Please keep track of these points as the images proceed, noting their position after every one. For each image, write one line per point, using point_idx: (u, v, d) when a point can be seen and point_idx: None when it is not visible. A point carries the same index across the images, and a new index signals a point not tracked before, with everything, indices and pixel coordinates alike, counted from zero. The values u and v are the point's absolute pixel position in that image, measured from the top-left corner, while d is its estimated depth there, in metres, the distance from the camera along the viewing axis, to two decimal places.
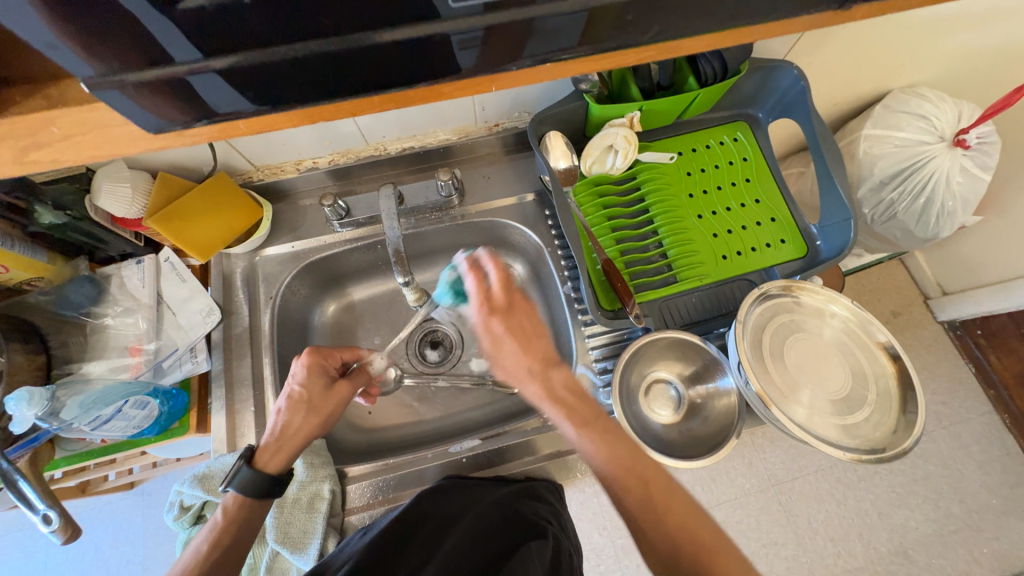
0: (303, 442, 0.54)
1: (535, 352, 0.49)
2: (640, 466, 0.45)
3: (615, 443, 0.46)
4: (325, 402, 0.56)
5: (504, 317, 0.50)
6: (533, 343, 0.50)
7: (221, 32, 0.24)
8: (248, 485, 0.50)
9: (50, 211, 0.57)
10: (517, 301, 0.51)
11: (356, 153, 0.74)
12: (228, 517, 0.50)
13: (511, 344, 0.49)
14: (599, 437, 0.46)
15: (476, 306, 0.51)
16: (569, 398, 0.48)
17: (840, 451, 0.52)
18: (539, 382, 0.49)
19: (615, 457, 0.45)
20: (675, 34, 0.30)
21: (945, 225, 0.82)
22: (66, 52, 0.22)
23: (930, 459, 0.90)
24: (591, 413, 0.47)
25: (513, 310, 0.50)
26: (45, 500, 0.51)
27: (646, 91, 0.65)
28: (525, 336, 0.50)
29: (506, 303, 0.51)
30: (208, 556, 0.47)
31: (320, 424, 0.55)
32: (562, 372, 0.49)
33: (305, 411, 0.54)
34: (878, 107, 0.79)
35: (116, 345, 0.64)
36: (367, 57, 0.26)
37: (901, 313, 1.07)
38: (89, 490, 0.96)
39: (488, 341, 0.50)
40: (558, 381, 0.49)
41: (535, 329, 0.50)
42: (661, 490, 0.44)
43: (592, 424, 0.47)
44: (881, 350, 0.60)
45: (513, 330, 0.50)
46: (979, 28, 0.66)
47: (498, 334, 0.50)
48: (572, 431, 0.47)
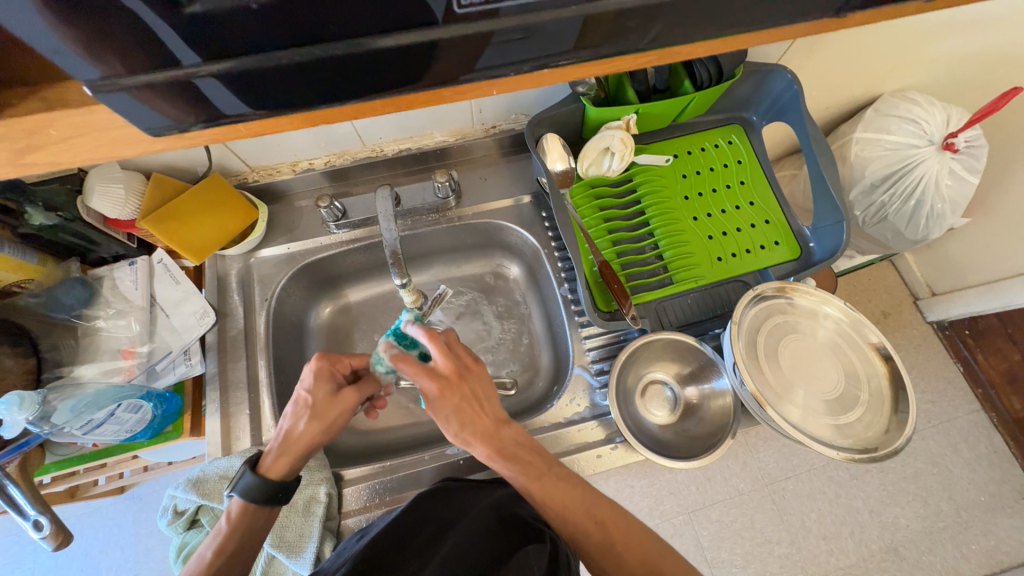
0: (305, 449, 0.52)
1: (489, 415, 0.48)
2: (593, 508, 0.48)
3: (568, 490, 0.48)
4: (329, 408, 0.53)
5: (457, 388, 0.47)
6: (487, 408, 0.48)
7: (221, 39, 0.23)
8: (252, 491, 0.50)
9: (41, 211, 0.57)
10: (469, 368, 0.49)
11: (353, 154, 0.74)
12: (232, 524, 0.50)
13: (466, 413, 0.47)
14: (554, 484, 0.48)
15: (425, 382, 0.46)
16: (521, 453, 0.48)
17: (834, 451, 0.53)
18: (492, 445, 0.48)
19: (571, 501, 0.48)
20: (675, 40, 0.30)
21: (935, 227, 0.83)
22: (68, 55, 0.22)
23: (920, 457, 0.91)
24: (544, 463, 0.49)
25: (465, 379, 0.48)
26: (36, 505, 0.50)
27: (642, 94, 0.66)
28: (478, 403, 0.48)
29: (456, 373, 0.48)
30: (213, 562, 0.48)
31: (322, 433, 0.53)
32: (511, 427, 0.50)
33: (308, 419, 0.52)
34: (869, 111, 0.81)
35: (108, 348, 0.64)
36: (368, 61, 0.26)
37: (891, 313, 1.08)
38: (79, 495, 0.94)
39: (438, 416, 0.47)
40: (510, 438, 0.49)
41: (486, 393, 0.49)
42: (618, 525, 0.47)
43: (545, 475, 0.48)
44: (874, 351, 0.60)
45: (466, 401, 0.47)
46: (967, 34, 0.67)
47: (452, 406, 0.47)
48: (526, 481, 0.48)
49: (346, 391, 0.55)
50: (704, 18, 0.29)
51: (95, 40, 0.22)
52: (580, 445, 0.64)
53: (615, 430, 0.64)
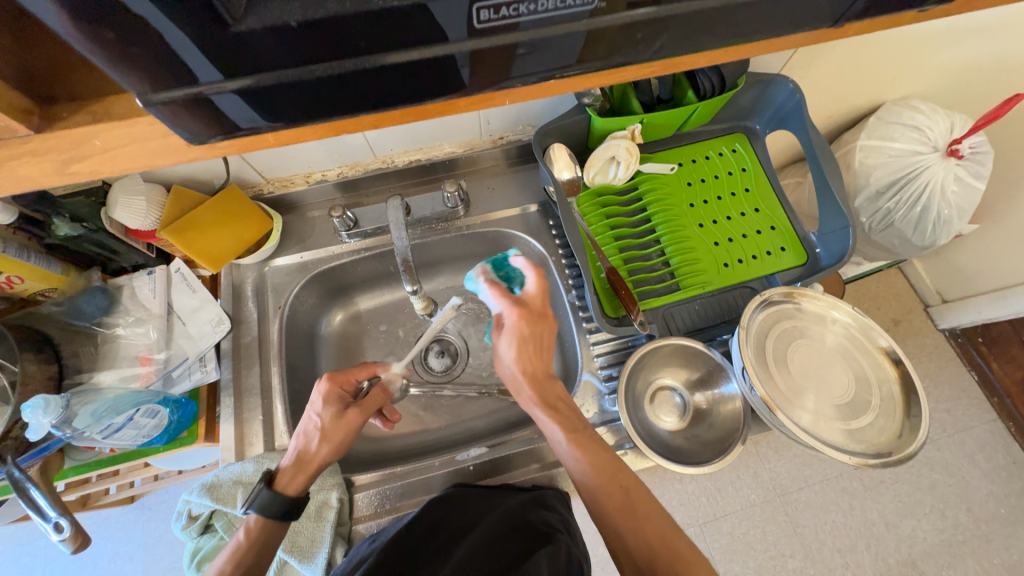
0: (319, 467, 0.54)
1: (543, 364, 0.54)
2: (619, 470, 0.48)
3: (599, 453, 0.50)
4: (336, 431, 0.55)
5: (533, 323, 0.54)
6: (544, 356, 0.54)
7: (246, 59, 0.25)
8: (268, 507, 0.51)
9: (67, 222, 0.59)
10: (547, 314, 0.55)
11: (364, 166, 0.76)
12: (249, 541, 0.50)
13: (528, 348, 0.53)
14: (585, 443, 0.50)
15: (508, 308, 0.54)
16: (561, 407, 0.52)
17: (846, 455, 0.53)
18: (536, 387, 0.53)
19: (597, 461, 0.49)
20: (677, 54, 0.32)
21: (942, 232, 0.83)
22: (109, 73, 0.24)
23: (935, 467, 0.90)
24: (581, 420, 0.51)
25: (541, 320, 0.54)
26: (56, 508, 0.51)
27: (647, 105, 0.67)
28: (540, 347, 0.54)
29: (536, 311, 0.55)
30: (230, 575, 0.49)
31: (334, 451, 0.55)
32: (557, 385, 0.54)
33: (320, 440, 0.54)
34: (872, 118, 0.82)
35: (126, 355, 0.65)
36: (388, 75, 0.28)
37: (901, 321, 1.08)
38: (90, 504, 0.95)
39: (509, 342, 0.54)
40: (553, 391, 0.54)
41: (549, 345, 0.55)
42: (640, 501, 0.47)
43: (578, 430, 0.51)
44: (883, 355, 0.60)
45: (534, 337, 0.54)
46: (966, 42, 0.69)
47: (523, 335, 0.53)
48: (561, 433, 0.50)
49: (351, 410, 0.56)
50: (707, 31, 0.30)
51: (131, 59, 0.23)
52: None
53: (624, 436, 0.64)
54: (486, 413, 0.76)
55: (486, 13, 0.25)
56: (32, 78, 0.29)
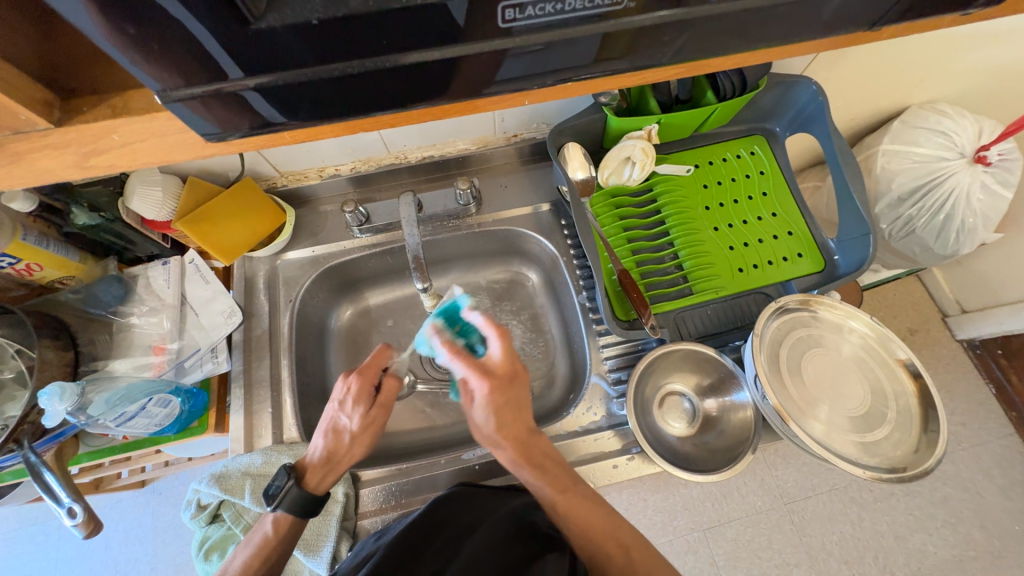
0: (349, 465, 0.56)
1: (523, 423, 0.52)
2: (618, 532, 0.48)
3: (593, 507, 0.49)
4: (366, 432, 0.56)
5: (505, 390, 0.51)
6: (524, 416, 0.52)
7: (267, 57, 0.24)
8: (297, 503, 0.52)
9: (85, 211, 0.60)
10: (520, 373, 0.52)
11: (377, 161, 0.76)
12: (278, 535, 0.51)
13: (506, 414, 0.51)
14: (578, 503, 0.49)
15: (477, 382, 0.50)
16: (548, 465, 0.51)
17: (860, 469, 0.52)
18: (519, 448, 0.51)
19: (595, 522, 0.48)
20: (702, 55, 0.31)
21: (966, 242, 0.81)
22: (135, 68, 0.24)
23: (948, 481, 0.88)
24: (571, 479, 0.50)
25: (513, 384, 0.51)
26: (70, 493, 0.52)
27: (664, 105, 0.66)
28: (518, 410, 0.52)
29: (507, 376, 0.52)
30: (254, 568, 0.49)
31: (361, 449, 0.56)
32: (540, 439, 0.52)
33: (350, 441, 0.55)
34: (896, 122, 0.80)
35: (140, 344, 0.66)
36: (409, 74, 0.27)
37: (918, 330, 1.05)
38: (102, 487, 0.97)
39: (484, 413, 0.51)
40: (538, 448, 0.52)
41: (527, 402, 0.53)
42: (642, 557, 0.48)
43: (571, 488, 0.50)
44: (901, 367, 0.59)
45: (510, 403, 0.51)
46: (1000, 45, 0.66)
47: (498, 404, 0.50)
48: (552, 494, 0.49)
49: (375, 409, 0.57)
50: (734, 33, 0.29)
51: (156, 54, 0.23)
52: (596, 454, 0.63)
53: (631, 440, 0.64)
54: None
55: (510, 13, 0.25)
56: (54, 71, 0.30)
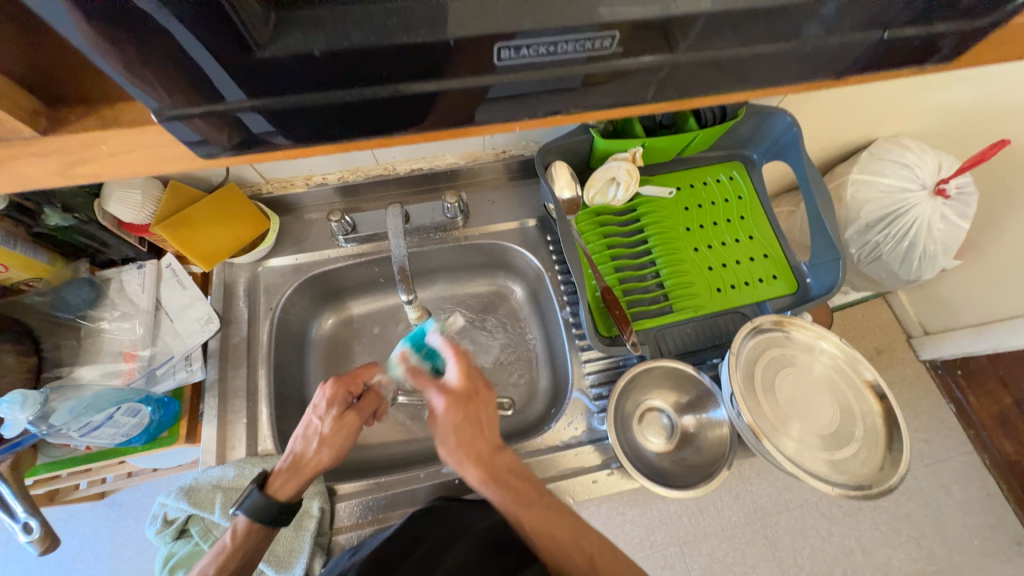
0: (314, 472, 0.54)
1: (487, 440, 0.53)
2: (581, 539, 0.49)
3: (557, 520, 0.50)
4: (335, 436, 0.55)
5: (464, 407, 0.53)
6: (486, 433, 0.53)
7: (268, 81, 0.25)
8: (260, 510, 0.51)
9: (58, 213, 0.58)
10: (478, 391, 0.55)
11: (365, 171, 0.76)
12: (238, 540, 0.50)
13: (465, 433, 0.53)
14: (541, 515, 0.50)
15: (438, 396, 0.54)
16: (511, 481, 0.51)
17: (829, 486, 0.53)
18: (482, 466, 0.51)
19: (559, 531, 0.49)
20: (687, 93, 0.32)
21: (927, 267, 0.86)
22: (132, 87, 0.24)
23: (912, 497, 0.91)
24: (535, 494, 0.51)
25: (472, 402, 0.54)
26: (26, 506, 0.50)
27: (649, 129, 0.69)
28: (479, 427, 0.53)
29: (465, 394, 0.54)
30: None
31: (328, 455, 0.54)
32: (506, 456, 0.53)
33: (318, 445, 0.54)
34: (864, 154, 0.84)
35: (110, 350, 0.64)
36: (409, 102, 0.28)
37: (884, 350, 1.10)
38: (58, 500, 0.91)
39: (442, 430, 0.53)
40: (503, 465, 0.52)
41: (488, 421, 0.54)
42: (605, 562, 0.48)
43: (534, 503, 0.50)
44: (868, 388, 0.62)
45: (468, 420, 0.53)
46: (958, 88, 0.71)
47: (455, 423, 0.53)
48: (515, 508, 0.50)
49: (349, 413, 0.57)
50: (716, 74, 0.30)
51: (155, 74, 0.23)
52: (577, 469, 0.64)
53: (611, 455, 0.64)
54: None
55: (505, 53, 0.26)
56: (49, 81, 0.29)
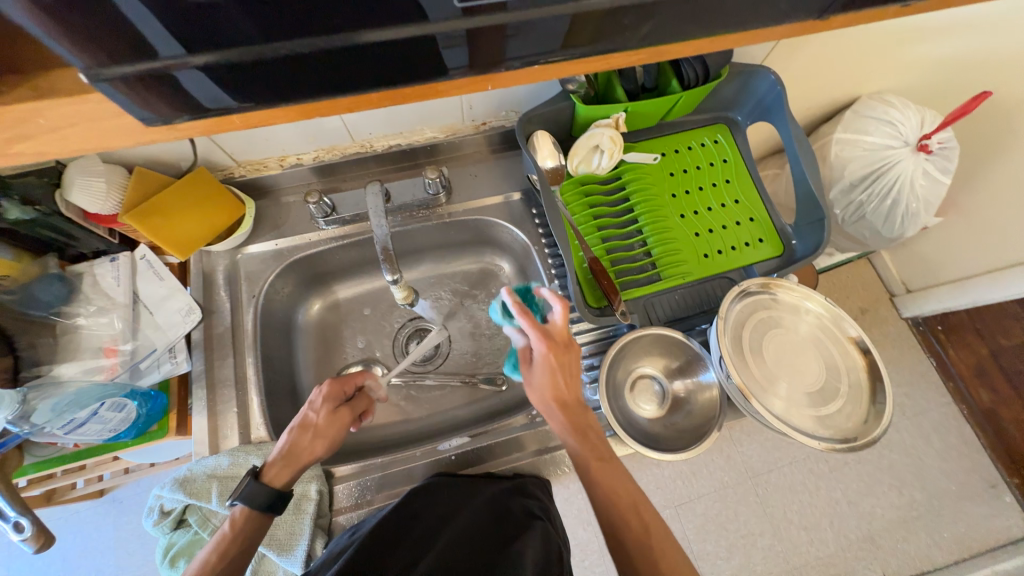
0: (308, 462, 0.55)
1: (574, 391, 0.55)
2: (641, 506, 0.51)
3: (623, 481, 0.52)
4: (329, 427, 0.56)
5: (562, 353, 0.54)
6: (575, 385, 0.55)
7: (208, 30, 0.23)
8: (256, 496, 0.51)
9: (17, 205, 0.54)
10: (573, 343, 0.56)
11: (342, 150, 0.73)
12: (232, 532, 0.50)
13: (559, 379, 0.54)
14: (608, 471, 0.52)
15: (541, 340, 0.53)
16: (591, 435, 0.54)
17: (815, 441, 0.55)
18: (569, 415, 0.54)
19: (621, 492, 0.51)
20: (664, 39, 0.31)
21: (910, 225, 0.86)
22: (50, 41, 0.22)
23: (893, 448, 0.94)
24: (608, 451, 0.53)
25: (568, 348, 0.55)
26: (16, 506, 0.49)
27: (630, 93, 0.67)
28: (571, 377, 0.55)
29: (566, 341, 0.55)
30: (214, 565, 0.48)
31: (322, 447, 0.55)
32: (588, 412, 0.56)
33: (313, 436, 0.55)
34: (848, 112, 0.84)
35: (88, 346, 0.62)
36: (364, 55, 0.26)
37: (868, 310, 1.11)
38: (55, 499, 0.91)
39: (540, 371, 0.54)
40: (586, 419, 0.55)
41: (578, 372, 0.56)
42: (658, 533, 0.49)
43: (606, 459, 0.53)
44: (852, 344, 0.63)
45: (566, 367, 0.54)
46: (941, 39, 0.70)
47: (553, 367, 0.53)
48: (591, 460, 0.52)
49: (342, 409, 0.58)
50: (691, 18, 0.29)
51: (75, 20, 0.21)
52: None
53: (605, 424, 0.66)
54: (467, 402, 0.76)
55: None
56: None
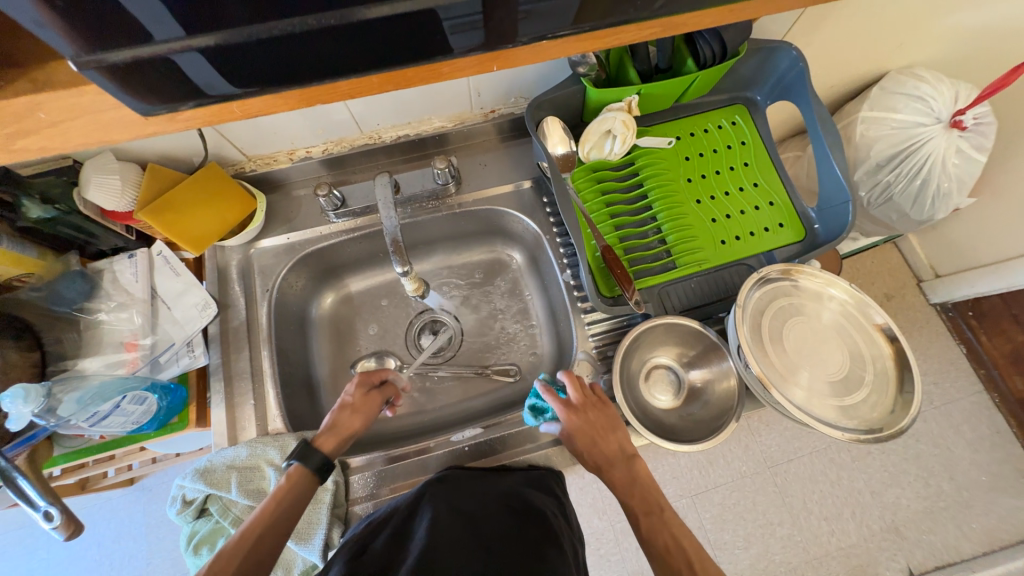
0: (351, 431, 0.58)
1: (612, 446, 0.56)
2: (694, 554, 0.49)
3: (676, 533, 0.51)
4: (368, 403, 0.60)
5: (585, 415, 0.57)
6: (610, 438, 0.57)
7: (202, 11, 0.22)
8: (306, 456, 0.53)
9: (38, 204, 0.57)
10: (594, 402, 0.59)
11: (350, 142, 0.73)
12: (289, 482, 0.52)
13: (591, 439, 0.56)
14: (659, 527, 0.51)
15: (561, 409, 0.57)
16: (639, 488, 0.54)
17: (839, 431, 0.53)
18: (613, 472, 0.55)
19: (671, 541, 0.50)
20: (678, 9, 0.29)
21: (940, 207, 0.82)
22: (41, 30, 0.21)
23: (921, 438, 0.91)
24: (659, 509, 0.52)
25: (593, 407, 0.58)
26: (46, 496, 0.51)
27: (644, 74, 0.64)
28: (603, 433, 0.57)
29: (587, 403, 0.59)
30: (274, 511, 0.49)
31: (362, 420, 0.59)
32: (634, 464, 0.56)
33: (354, 410, 0.59)
34: (874, 89, 0.79)
35: (110, 341, 0.63)
36: (362, 33, 0.25)
37: (894, 296, 1.07)
38: (89, 487, 0.95)
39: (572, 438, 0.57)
40: (634, 473, 0.55)
41: (611, 426, 0.58)
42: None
43: (655, 514, 0.52)
44: (879, 332, 0.60)
45: (594, 426, 0.57)
46: (977, 6, 0.66)
47: (581, 430, 0.56)
48: (640, 516, 0.52)
49: (373, 392, 0.62)
50: None
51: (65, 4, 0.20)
52: None
53: None
54: (480, 394, 0.76)
55: None
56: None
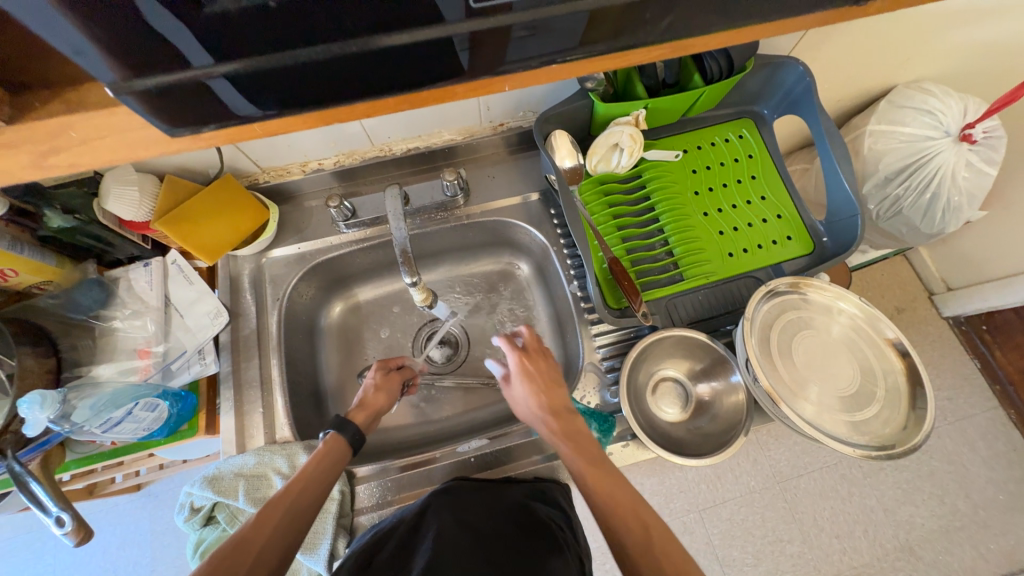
0: (378, 407, 0.61)
1: (559, 396, 0.57)
2: (640, 509, 0.47)
3: (618, 485, 0.49)
4: (391, 381, 0.65)
5: (535, 361, 0.59)
6: (556, 387, 0.57)
7: (230, 39, 0.23)
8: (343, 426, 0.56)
9: (59, 214, 0.58)
10: (546, 355, 0.61)
11: (361, 154, 0.74)
12: (327, 446, 0.54)
13: (539, 385, 0.57)
14: (607, 478, 0.49)
15: (513, 352, 0.59)
16: (581, 438, 0.53)
17: (850, 447, 0.52)
18: (558, 420, 0.54)
19: (621, 496, 0.48)
20: (686, 32, 0.30)
21: (951, 220, 0.82)
22: (82, 58, 0.22)
23: (935, 455, 0.89)
24: (605, 459, 0.51)
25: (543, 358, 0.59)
26: (58, 501, 0.51)
27: (651, 89, 0.65)
28: (550, 382, 0.58)
29: (539, 354, 0.60)
30: (314, 471, 0.51)
31: (386, 398, 0.63)
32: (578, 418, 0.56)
33: (378, 389, 0.63)
34: (883, 103, 0.79)
35: (124, 348, 0.65)
36: (379, 57, 0.26)
37: (905, 309, 1.06)
38: (97, 492, 0.95)
39: (521, 383, 0.58)
40: (578, 426, 0.54)
41: (559, 379, 0.59)
42: (662, 536, 0.45)
43: (603, 467, 0.50)
44: (890, 347, 0.59)
45: (542, 373, 0.58)
46: (986, 22, 0.66)
47: (530, 373, 0.58)
48: (585, 465, 0.50)
49: (394, 374, 0.66)
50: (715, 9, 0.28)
51: (101, 34, 0.21)
52: None
53: (627, 427, 0.65)
54: (486, 404, 0.76)
55: None
56: (32, 75, 0.29)
